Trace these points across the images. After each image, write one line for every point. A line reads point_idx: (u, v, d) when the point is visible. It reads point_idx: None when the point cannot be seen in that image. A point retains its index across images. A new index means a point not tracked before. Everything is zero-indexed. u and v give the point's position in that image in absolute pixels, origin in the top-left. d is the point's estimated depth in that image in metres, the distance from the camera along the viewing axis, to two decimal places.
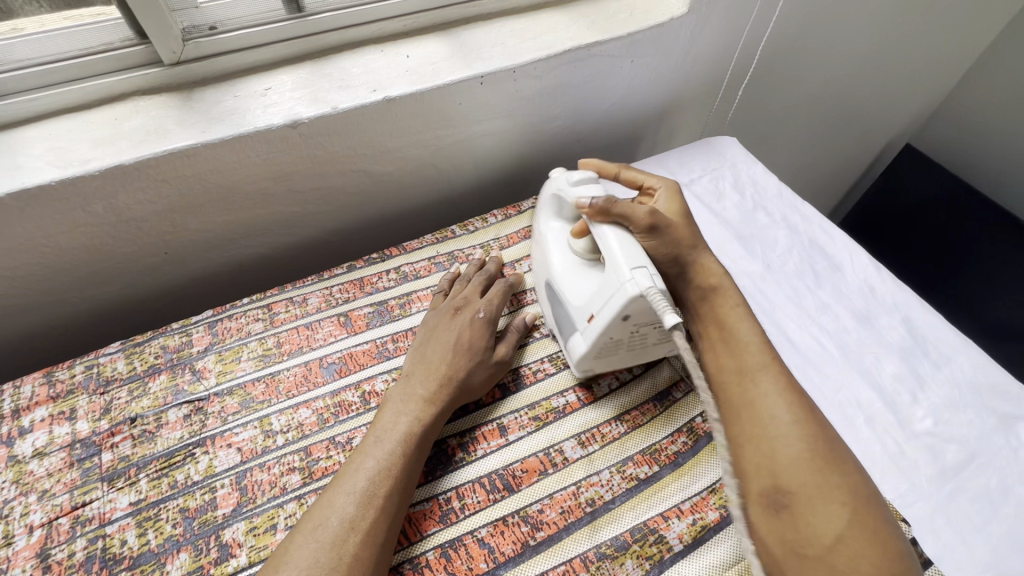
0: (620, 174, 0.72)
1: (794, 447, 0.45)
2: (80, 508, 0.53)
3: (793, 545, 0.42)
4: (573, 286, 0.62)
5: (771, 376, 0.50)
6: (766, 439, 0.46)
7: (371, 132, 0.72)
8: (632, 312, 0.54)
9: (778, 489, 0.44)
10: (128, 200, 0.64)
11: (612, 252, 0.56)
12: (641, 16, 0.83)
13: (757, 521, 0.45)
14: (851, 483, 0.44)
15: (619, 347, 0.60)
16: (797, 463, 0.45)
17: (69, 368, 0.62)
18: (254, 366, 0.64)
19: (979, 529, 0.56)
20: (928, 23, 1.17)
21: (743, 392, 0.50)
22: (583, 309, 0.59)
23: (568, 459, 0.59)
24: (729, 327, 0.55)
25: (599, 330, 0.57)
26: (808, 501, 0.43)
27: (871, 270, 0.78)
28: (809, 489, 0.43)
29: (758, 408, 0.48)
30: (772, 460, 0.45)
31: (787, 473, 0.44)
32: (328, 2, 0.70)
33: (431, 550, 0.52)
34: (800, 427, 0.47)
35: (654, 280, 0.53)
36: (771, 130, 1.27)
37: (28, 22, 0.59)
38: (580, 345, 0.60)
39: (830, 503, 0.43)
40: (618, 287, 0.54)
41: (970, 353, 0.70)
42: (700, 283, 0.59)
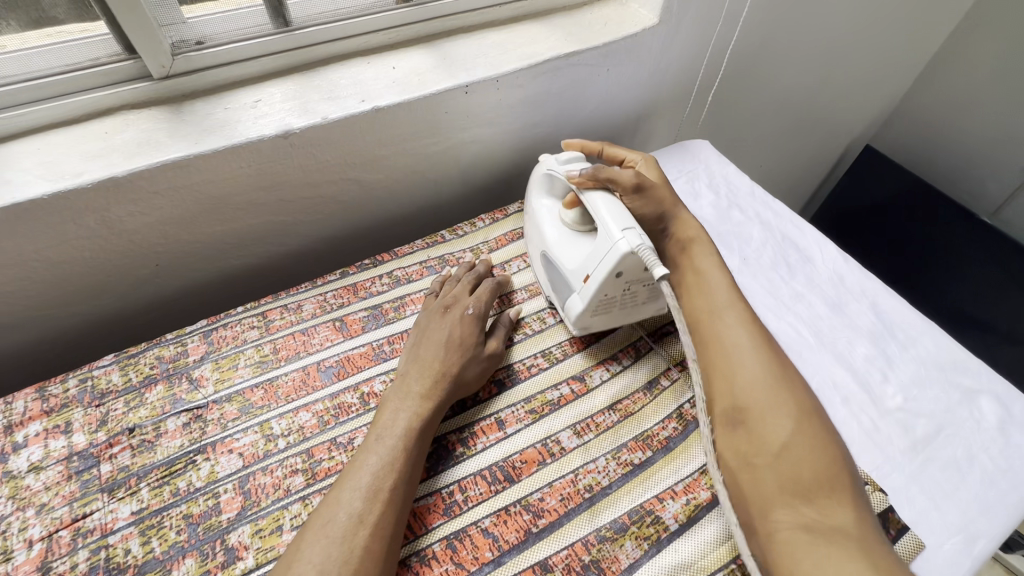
0: (604, 151, 0.78)
1: (752, 373, 0.54)
2: (81, 520, 0.53)
3: (747, 454, 0.50)
4: (568, 252, 0.67)
5: (737, 316, 0.59)
6: (730, 369, 0.55)
7: (361, 141, 0.74)
8: (625, 269, 0.59)
9: (737, 411, 0.52)
10: (119, 213, 0.64)
11: (602, 217, 0.61)
12: (615, 27, 0.87)
13: (720, 439, 0.53)
14: (798, 402, 0.52)
15: (613, 305, 0.65)
16: (756, 386, 0.53)
17: (63, 382, 0.62)
18: (252, 373, 0.64)
19: (949, 495, 0.60)
20: (879, 32, 1.26)
21: (714, 331, 0.58)
22: (578, 270, 0.64)
23: (565, 449, 0.61)
24: (704, 273, 0.64)
25: (593, 288, 0.62)
26: (759, 416, 0.51)
27: (840, 261, 0.83)
28: (762, 408, 0.52)
29: (725, 344, 0.57)
30: (734, 385, 0.54)
31: (744, 394, 0.53)
32: (315, 18, 0.72)
33: (436, 543, 0.53)
34: (759, 357, 0.55)
35: (642, 239, 0.58)
36: (741, 133, 1.33)
37: (8, 40, 0.59)
38: (578, 304, 0.65)
39: (778, 415, 0.51)
40: (611, 246, 0.59)
41: (934, 333, 0.74)
42: (678, 237, 0.68)
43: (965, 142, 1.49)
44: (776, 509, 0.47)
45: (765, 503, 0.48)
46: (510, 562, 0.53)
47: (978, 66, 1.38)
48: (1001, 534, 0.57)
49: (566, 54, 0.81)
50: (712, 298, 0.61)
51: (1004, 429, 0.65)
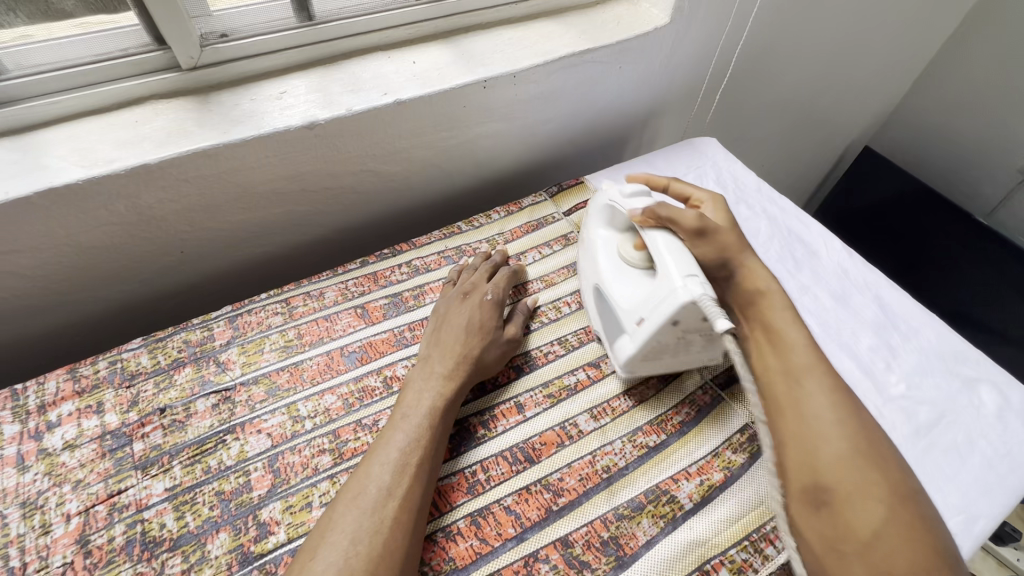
0: (670, 187, 0.78)
1: (837, 448, 0.47)
2: (116, 496, 0.54)
3: (833, 543, 0.44)
4: (622, 289, 0.66)
5: (819, 379, 0.51)
6: (812, 440, 0.48)
7: (382, 134, 0.76)
8: (682, 319, 0.57)
9: (820, 489, 0.46)
10: (149, 199, 0.66)
11: (666, 261, 0.60)
12: (627, 26, 0.89)
13: (799, 519, 0.46)
14: (890, 484, 0.45)
15: (666, 352, 0.63)
16: (840, 464, 0.46)
17: (93, 364, 0.63)
18: (277, 357, 0.66)
19: (950, 477, 0.62)
20: (881, 35, 1.29)
21: (792, 395, 0.51)
22: (632, 312, 0.62)
23: (583, 431, 0.63)
24: (776, 329, 0.56)
25: (646, 333, 0.60)
26: (847, 499, 0.45)
27: (844, 255, 0.85)
28: (847, 488, 0.45)
29: (806, 411, 0.49)
30: (817, 460, 0.47)
31: (828, 472, 0.46)
32: (338, 12, 0.74)
33: (461, 519, 0.55)
34: (843, 428, 0.48)
35: (705, 289, 0.56)
36: (746, 132, 1.35)
37: (36, 30, 0.61)
38: (628, 347, 0.63)
39: (868, 501, 0.44)
40: (671, 294, 0.57)
41: (935, 324, 0.77)
42: (746, 288, 0.61)
43: (962, 144, 1.53)
44: None
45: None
46: (533, 538, 0.54)
47: (975, 70, 1.42)
48: (999, 515, 0.60)
49: (581, 51, 0.84)
50: (788, 357, 0.53)
51: (1002, 415, 0.68)
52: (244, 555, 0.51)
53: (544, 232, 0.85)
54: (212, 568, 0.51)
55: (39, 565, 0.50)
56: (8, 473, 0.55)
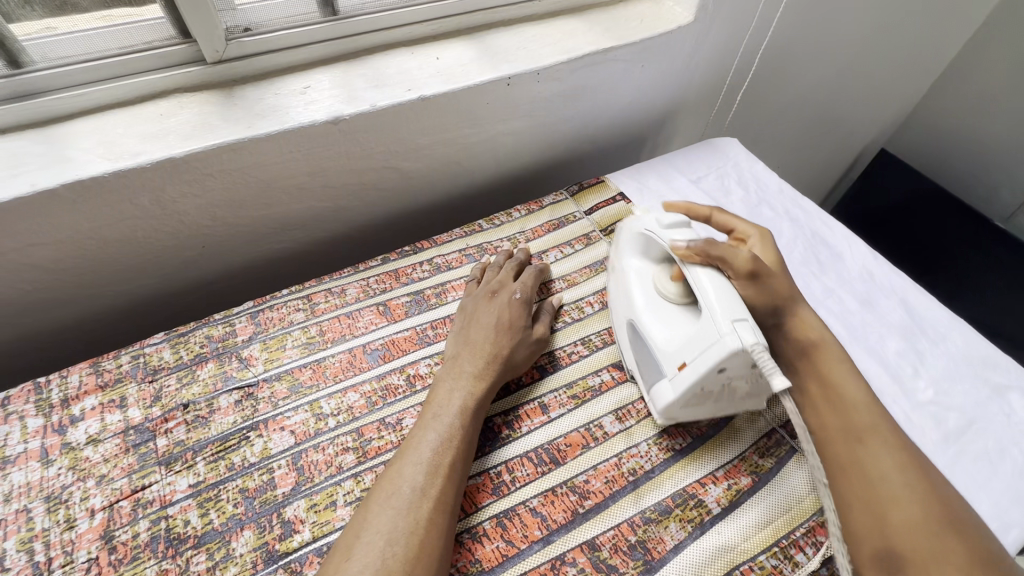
0: (713, 218, 0.72)
1: (908, 511, 0.46)
2: (140, 491, 0.54)
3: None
4: (658, 328, 0.62)
5: (881, 439, 0.51)
6: (879, 504, 0.47)
7: (405, 130, 0.75)
8: (729, 365, 0.53)
9: (892, 554, 0.45)
10: (174, 193, 0.65)
11: (708, 302, 0.55)
12: (651, 24, 0.88)
13: None
14: (969, 552, 0.44)
15: (708, 399, 0.58)
16: (916, 529, 0.45)
17: (115, 358, 0.63)
18: (300, 354, 0.66)
19: (981, 485, 0.61)
20: (902, 37, 1.27)
21: (855, 455, 0.50)
22: (674, 355, 0.58)
23: (608, 433, 0.62)
24: (832, 382, 0.55)
25: (691, 379, 0.55)
26: (922, 566, 0.43)
27: (869, 258, 0.84)
28: (924, 556, 0.44)
29: (870, 472, 0.49)
30: (887, 526, 0.46)
31: (898, 536, 0.45)
32: (362, 7, 0.73)
33: (486, 520, 0.55)
34: (914, 492, 0.47)
35: (755, 334, 0.52)
36: (764, 133, 1.34)
37: (60, 22, 0.60)
38: (668, 394, 0.58)
39: (945, 566, 0.43)
40: (716, 338, 0.53)
41: (963, 329, 0.76)
42: (798, 338, 0.58)
43: (980, 149, 1.51)
44: None
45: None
46: (559, 540, 0.54)
47: (994, 73, 1.40)
48: None
49: (605, 49, 0.83)
50: (848, 417, 0.52)
51: None
52: (269, 553, 0.51)
53: (565, 231, 0.84)
54: (237, 566, 0.50)
55: (64, 560, 0.49)
56: (32, 467, 0.54)
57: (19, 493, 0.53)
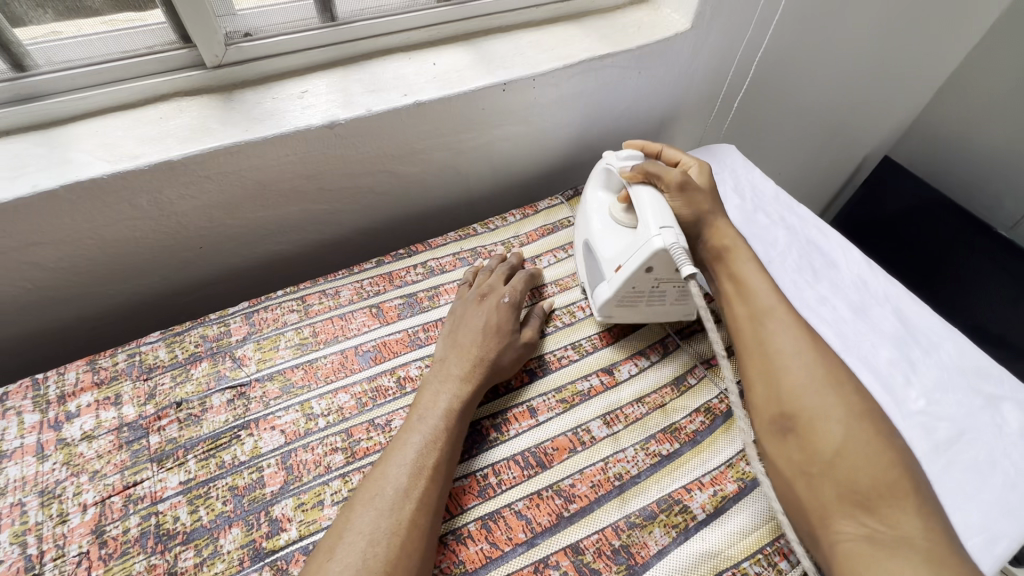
0: (663, 153, 0.79)
1: (798, 379, 0.57)
2: (131, 487, 0.55)
3: (802, 464, 0.54)
4: (604, 243, 0.70)
5: (779, 321, 0.62)
6: (776, 377, 0.58)
7: (401, 134, 0.76)
8: (655, 264, 0.61)
9: (786, 418, 0.56)
10: (172, 195, 0.66)
11: (645, 214, 0.63)
12: (648, 31, 0.89)
13: (773, 446, 0.57)
14: (847, 404, 0.55)
15: (640, 299, 0.67)
16: (802, 392, 0.56)
17: (112, 356, 0.64)
18: (293, 354, 0.66)
19: (970, 496, 0.61)
20: (905, 45, 1.26)
21: (758, 338, 0.62)
22: (611, 260, 0.66)
23: (595, 438, 0.63)
24: (742, 280, 0.66)
25: (623, 278, 0.64)
26: (809, 423, 0.55)
27: (864, 266, 0.84)
28: (809, 414, 0.55)
29: (768, 351, 0.60)
30: (779, 395, 0.57)
31: (790, 402, 0.56)
32: (361, 13, 0.74)
33: (471, 522, 0.55)
34: (804, 362, 0.58)
35: (679, 238, 0.60)
36: (764, 139, 1.34)
37: (65, 26, 0.61)
38: (604, 292, 0.67)
39: (827, 421, 0.54)
40: (646, 242, 0.61)
41: (956, 339, 0.76)
42: (714, 244, 0.69)
43: (984, 157, 1.50)
44: (837, 519, 0.50)
45: (825, 513, 0.51)
46: (543, 543, 0.54)
47: (998, 81, 1.39)
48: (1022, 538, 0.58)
49: (601, 55, 0.83)
50: (753, 307, 0.64)
51: None
52: (255, 551, 0.52)
53: (559, 235, 0.85)
54: (224, 562, 0.51)
55: (56, 554, 0.50)
56: (27, 462, 0.56)
57: (14, 486, 0.54)
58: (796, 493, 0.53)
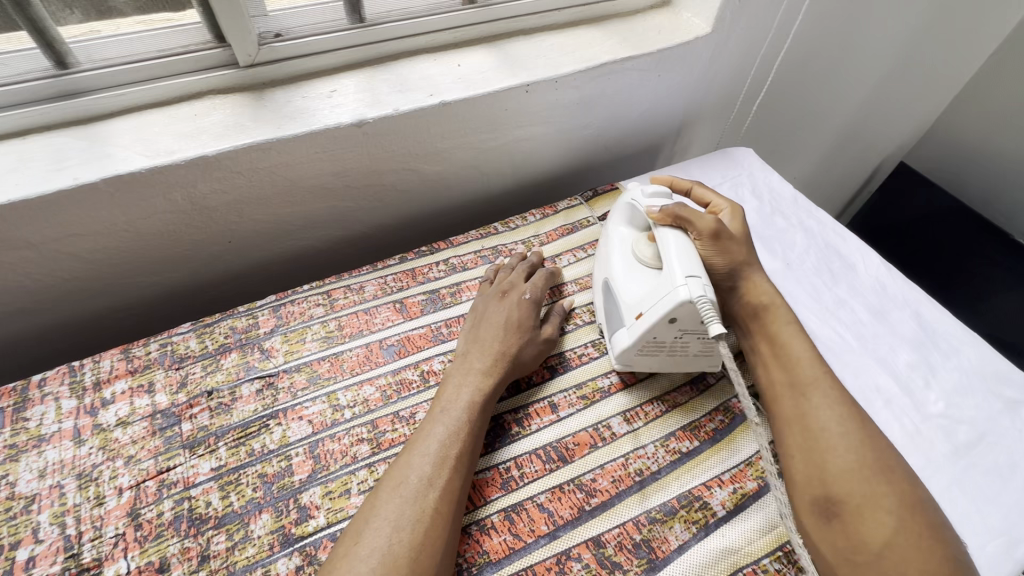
0: (692, 191, 0.78)
1: (845, 459, 0.52)
2: (165, 473, 0.56)
3: (847, 552, 0.49)
4: (625, 285, 0.67)
5: (823, 392, 0.57)
6: (819, 454, 0.54)
7: (426, 134, 0.77)
8: (679, 315, 0.59)
9: (830, 501, 0.51)
10: (205, 189, 0.68)
11: (671, 261, 0.61)
12: (669, 35, 0.90)
13: (813, 530, 0.52)
14: (896, 491, 0.50)
15: (661, 349, 0.64)
16: (849, 475, 0.51)
17: (145, 346, 0.66)
18: (319, 347, 0.68)
19: (992, 499, 0.61)
20: (924, 51, 1.26)
21: (798, 410, 0.57)
22: (633, 306, 0.64)
23: (616, 434, 0.63)
24: (782, 344, 0.62)
25: (644, 328, 0.62)
26: (857, 510, 0.50)
27: (882, 270, 0.84)
28: (858, 499, 0.50)
29: (811, 426, 0.55)
30: (825, 475, 0.52)
31: (837, 483, 0.51)
32: (388, 15, 0.76)
33: (494, 513, 0.56)
34: (849, 440, 0.53)
35: (706, 290, 0.58)
36: (780, 143, 1.34)
37: (104, 25, 0.63)
38: (624, 340, 0.65)
39: (877, 510, 0.49)
40: (671, 291, 0.59)
41: (975, 344, 0.76)
42: (750, 300, 0.66)
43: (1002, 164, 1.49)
44: None
45: None
46: (566, 535, 0.55)
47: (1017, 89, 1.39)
48: None
49: (622, 58, 0.84)
50: (794, 372, 0.59)
51: None
52: (285, 536, 0.53)
53: (578, 236, 0.86)
54: (255, 547, 0.52)
55: (94, 534, 0.52)
56: (65, 446, 0.57)
57: (53, 469, 0.56)
58: None
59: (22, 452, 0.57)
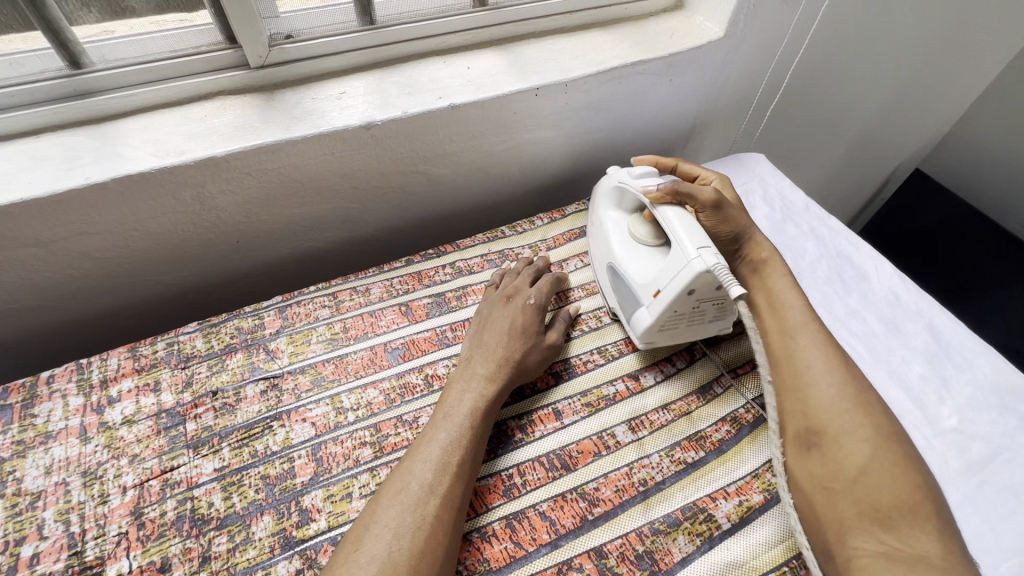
0: (679, 167, 0.79)
1: (828, 394, 0.54)
2: (169, 472, 0.57)
3: (823, 480, 0.51)
4: (634, 265, 0.68)
5: (811, 334, 0.58)
6: (803, 391, 0.55)
7: (434, 136, 0.77)
8: (697, 286, 0.60)
9: (811, 432, 0.53)
10: (214, 189, 0.68)
11: (677, 234, 0.62)
12: (681, 38, 0.89)
13: (794, 460, 0.54)
14: (875, 422, 0.52)
15: (681, 321, 0.65)
16: (831, 408, 0.53)
17: (152, 344, 0.67)
18: (324, 348, 0.68)
19: (1006, 518, 0.59)
20: (943, 57, 1.24)
21: (786, 350, 0.59)
22: (649, 285, 0.65)
23: (620, 442, 0.63)
24: (774, 294, 0.63)
25: (665, 303, 0.62)
26: (835, 439, 0.52)
27: (896, 279, 0.82)
28: (837, 429, 0.52)
29: (798, 364, 0.57)
30: (807, 408, 0.54)
31: (817, 416, 0.53)
32: (398, 17, 0.76)
33: (496, 521, 0.56)
34: (833, 377, 0.55)
35: (718, 257, 0.59)
36: (793, 147, 1.32)
37: (117, 26, 0.63)
38: (645, 319, 0.65)
39: (855, 439, 0.51)
40: (685, 264, 0.60)
41: (991, 357, 0.74)
42: (752, 258, 0.68)
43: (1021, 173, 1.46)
44: (856, 535, 0.48)
45: (843, 530, 0.49)
46: (567, 545, 0.54)
47: None
48: None
49: (633, 62, 0.83)
50: (783, 316, 0.61)
51: None
52: (286, 539, 0.53)
53: (586, 240, 0.85)
54: (256, 549, 0.52)
55: (97, 532, 0.52)
56: (72, 443, 0.58)
57: (59, 466, 0.56)
58: (816, 507, 0.51)
59: (29, 448, 0.57)
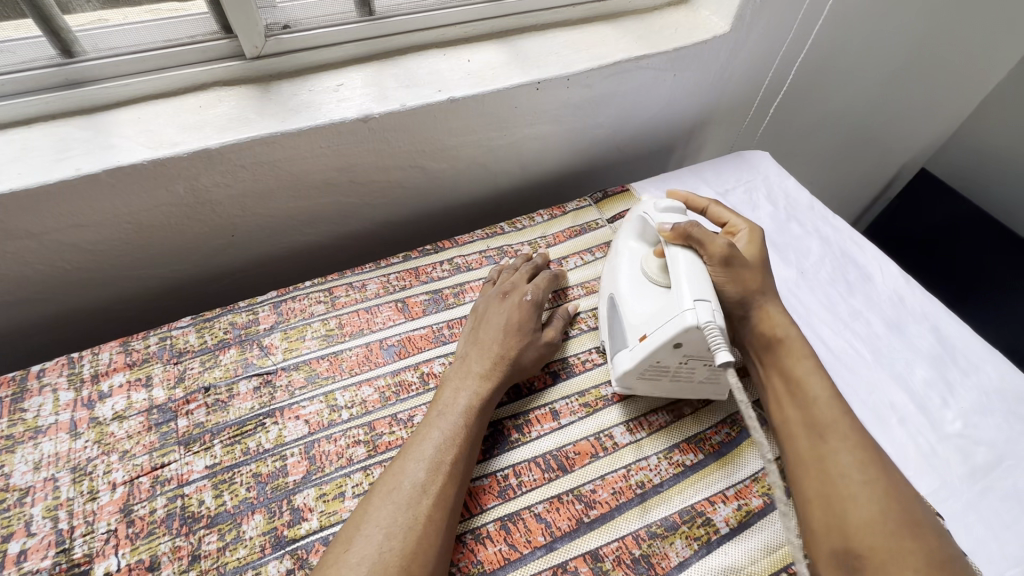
0: (708, 209, 0.74)
1: (865, 509, 0.48)
2: (159, 469, 0.56)
3: None
4: (631, 300, 0.65)
5: (841, 434, 0.53)
6: (837, 501, 0.50)
7: (433, 130, 0.76)
8: (685, 341, 0.56)
9: (850, 553, 0.47)
10: (208, 182, 0.67)
11: (680, 280, 0.58)
12: (685, 32, 0.87)
13: None
14: (924, 547, 0.46)
15: (665, 374, 0.61)
16: (872, 528, 0.47)
17: (145, 339, 0.66)
18: (319, 345, 0.67)
19: (1009, 525, 0.59)
20: (952, 55, 1.22)
21: (816, 454, 0.53)
22: (638, 327, 0.61)
23: (618, 444, 0.62)
24: (798, 380, 0.58)
25: (647, 349, 0.59)
26: (880, 564, 0.46)
27: (900, 281, 0.81)
28: (881, 553, 0.46)
29: (830, 471, 0.51)
30: (844, 524, 0.48)
31: (857, 536, 0.47)
32: (397, 7, 0.74)
33: (490, 522, 0.55)
34: (870, 488, 0.49)
35: (715, 315, 0.55)
36: (798, 145, 1.30)
37: (112, 14, 0.62)
38: (626, 362, 0.62)
39: (903, 568, 0.45)
40: (677, 314, 0.56)
41: (997, 363, 0.73)
42: (763, 331, 0.61)
43: None
44: None
45: None
46: (563, 548, 0.54)
47: None
48: None
49: (637, 57, 0.82)
50: (811, 412, 0.55)
51: None
52: (277, 538, 0.52)
53: (586, 238, 0.84)
54: (246, 548, 0.51)
55: (86, 529, 0.51)
56: (61, 438, 0.57)
57: (47, 462, 0.55)
58: None
59: (17, 443, 0.56)
